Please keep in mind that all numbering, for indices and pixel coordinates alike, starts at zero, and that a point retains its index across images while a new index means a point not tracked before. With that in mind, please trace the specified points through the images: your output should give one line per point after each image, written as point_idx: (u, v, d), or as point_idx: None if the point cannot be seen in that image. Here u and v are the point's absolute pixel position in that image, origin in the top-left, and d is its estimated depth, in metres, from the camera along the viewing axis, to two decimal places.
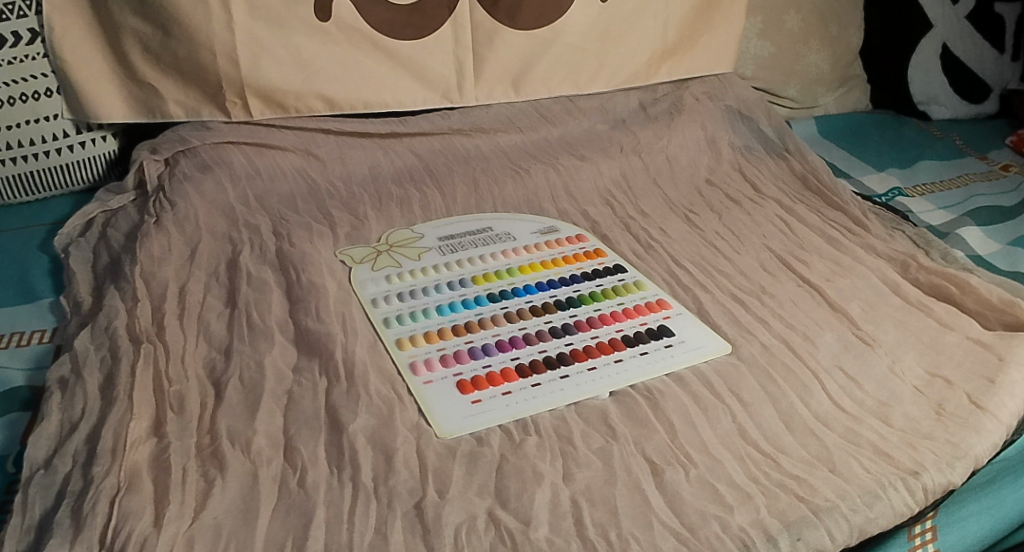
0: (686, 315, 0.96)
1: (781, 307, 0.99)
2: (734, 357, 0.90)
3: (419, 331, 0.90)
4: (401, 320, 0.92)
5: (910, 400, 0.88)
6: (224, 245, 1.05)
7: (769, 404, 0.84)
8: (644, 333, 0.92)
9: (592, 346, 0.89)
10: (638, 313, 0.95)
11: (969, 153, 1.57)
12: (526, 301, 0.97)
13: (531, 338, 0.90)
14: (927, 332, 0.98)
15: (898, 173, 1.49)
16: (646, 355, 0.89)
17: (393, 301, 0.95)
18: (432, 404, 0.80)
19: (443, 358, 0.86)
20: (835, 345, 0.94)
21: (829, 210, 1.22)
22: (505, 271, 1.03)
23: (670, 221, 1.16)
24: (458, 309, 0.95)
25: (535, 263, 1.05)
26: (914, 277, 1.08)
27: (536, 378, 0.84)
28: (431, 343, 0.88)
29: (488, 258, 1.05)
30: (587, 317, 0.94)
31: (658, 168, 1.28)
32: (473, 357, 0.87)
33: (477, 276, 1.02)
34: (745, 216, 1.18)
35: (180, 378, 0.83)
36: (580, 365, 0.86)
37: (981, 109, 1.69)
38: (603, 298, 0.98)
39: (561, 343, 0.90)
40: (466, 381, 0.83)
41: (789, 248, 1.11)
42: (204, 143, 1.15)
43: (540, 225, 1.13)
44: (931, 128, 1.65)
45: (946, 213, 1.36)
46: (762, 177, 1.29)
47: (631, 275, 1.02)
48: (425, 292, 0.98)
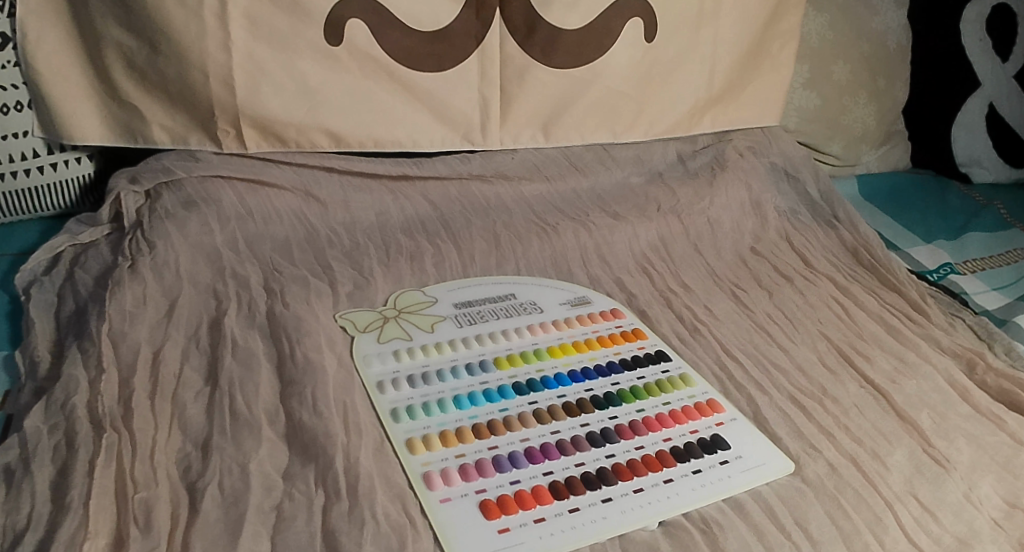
0: (742, 421, 0.84)
1: (845, 415, 0.86)
2: (798, 480, 0.78)
3: (433, 431, 0.78)
4: (412, 414, 0.79)
5: (991, 539, 0.75)
6: (208, 300, 0.91)
7: (841, 544, 0.71)
8: (695, 444, 0.80)
9: (636, 460, 0.77)
10: (687, 418, 0.83)
11: (1012, 224, 1.43)
12: (558, 395, 0.84)
13: (566, 445, 0.77)
14: (1000, 451, 0.84)
15: (947, 245, 1.37)
16: (699, 475, 0.77)
17: (402, 386, 0.83)
18: (450, 534, 0.68)
19: (463, 469, 0.74)
20: (907, 465, 0.80)
21: (885, 291, 1.10)
22: (532, 352, 0.90)
23: (715, 298, 1.04)
24: (480, 402, 0.82)
25: (566, 343, 0.92)
26: (981, 379, 0.94)
27: (573, 501, 0.72)
28: (448, 448, 0.76)
29: (513, 334, 0.92)
30: (629, 419, 0.82)
31: (698, 232, 1.16)
32: (498, 469, 0.74)
33: (500, 356, 0.89)
34: (797, 296, 1.06)
35: (148, 481, 0.70)
36: (624, 486, 0.74)
37: (1019, 175, 1.56)
38: (646, 395, 0.85)
39: (601, 455, 0.77)
40: (491, 501, 0.71)
41: (847, 338, 0.99)
42: (190, 176, 1.01)
43: (569, 295, 1.01)
44: (972, 194, 1.52)
45: (1000, 295, 1.25)
46: (811, 249, 1.17)
47: (676, 366, 0.90)
48: (440, 375, 0.85)
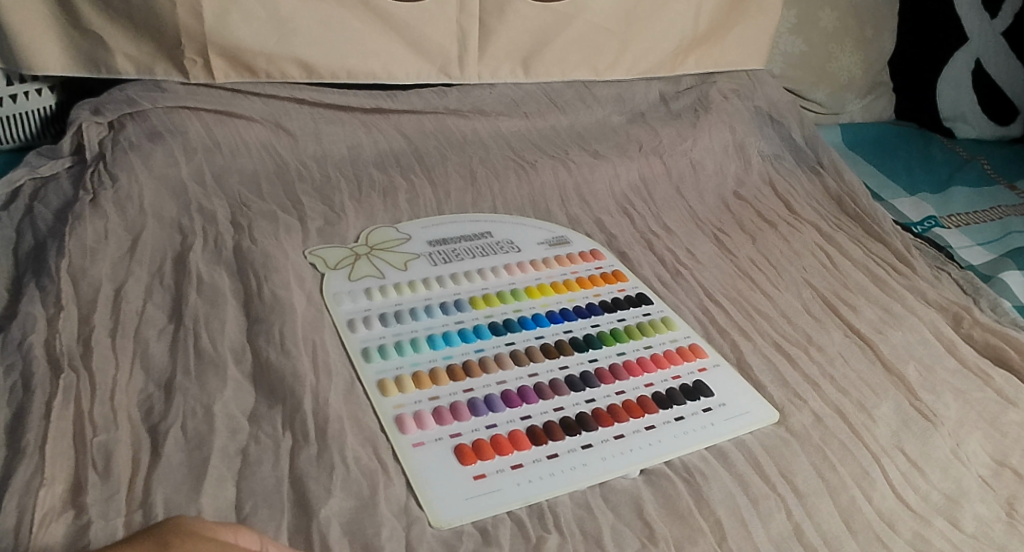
0: (726, 368, 0.82)
1: (830, 364, 0.84)
2: (782, 430, 0.76)
3: (407, 371, 0.75)
4: (384, 353, 0.76)
5: (979, 497, 0.72)
6: (172, 235, 0.87)
7: (827, 497, 0.70)
8: (677, 390, 0.78)
9: (617, 405, 0.75)
10: (669, 362, 0.81)
11: (996, 180, 1.41)
12: (536, 336, 0.82)
13: (544, 389, 0.75)
14: (987, 407, 0.82)
15: (931, 198, 1.35)
16: (682, 422, 0.75)
17: (373, 325, 0.80)
18: (423, 480, 0.66)
19: (437, 412, 0.71)
20: (893, 419, 0.78)
21: (870, 240, 1.07)
22: (510, 292, 0.87)
23: (697, 242, 1.02)
24: (455, 342, 0.79)
25: (545, 284, 0.89)
26: (967, 334, 0.92)
27: (551, 447, 0.70)
28: (422, 390, 0.73)
29: (489, 273, 0.89)
30: (609, 363, 0.79)
31: (681, 174, 1.13)
32: (474, 412, 0.72)
33: (476, 296, 0.86)
34: (780, 242, 1.04)
35: (108, 423, 0.66)
36: (605, 432, 0.72)
37: (1006, 132, 1.51)
38: (627, 338, 0.83)
39: (581, 399, 0.75)
40: (466, 446, 0.69)
41: (832, 286, 0.97)
42: (155, 107, 0.97)
43: (547, 235, 0.98)
44: (955, 147, 1.48)
45: (986, 251, 1.22)
46: (795, 195, 1.14)
47: (657, 310, 0.88)
48: (414, 314, 0.82)
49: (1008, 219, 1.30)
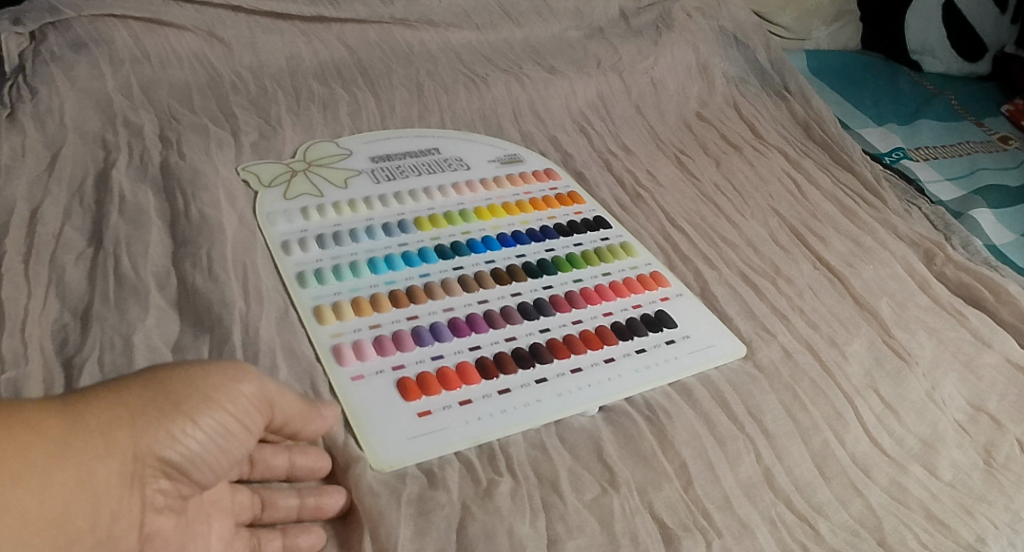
0: (689, 298, 0.78)
1: (800, 298, 0.81)
2: (749, 366, 0.72)
3: (346, 297, 0.69)
4: (321, 278, 0.70)
5: (955, 443, 0.70)
6: (93, 150, 0.79)
7: (799, 440, 0.66)
8: (637, 320, 0.73)
9: (574, 336, 0.70)
10: (629, 291, 0.76)
11: (963, 116, 1.36)
12: (486, 261, 0.76)
13: (495, 318, 0.70)
14: (962, 348, 0.79)
15: (899, 129, 1.31)
16: (643, 355, 0.70)
17: (309, 248, 0.73)
18: (363, 417, 0.61)
19: (379, 342, 0.66)
20: (866, 357, 0.75)
21: (838, 169, 1.03)
22: (458, 213, 0.81)
23: (658, 163, 0.97)
24: (398, 266, 0.73)
25: (496, 205, 0.83)
26: (939, 271, 0.89)
27: (503, 381, 0.65)
28: (362, 318, 0.68)
29: (436, 192, 0.83)
30: (565, 291, 0.74)
31: (642, 92, 1.07)
32: (419, 343, 0.66)
33: (422, 216, 0.80)
34: (745, 167, 0.99)
35: (15, 357, 0.59)
36: (561, 366, 0.67)
37: (973, 69, 1.46)
38: (584, 264, 0.78)
39: (535, 329, 0.70)
40: (409, 379, 0.64)
41: (800, 215, 0.93)
42: (80, 16, 0.87)
43: (499, 153, 0.91)
44: (921, 81, 1.43)
45: (954, 186, 1.19)
46: (759, 119, 1.09)
47: (616, 235, 0.83)
48: (354, 235, 0.76)
49: (975, 155, 1.27)
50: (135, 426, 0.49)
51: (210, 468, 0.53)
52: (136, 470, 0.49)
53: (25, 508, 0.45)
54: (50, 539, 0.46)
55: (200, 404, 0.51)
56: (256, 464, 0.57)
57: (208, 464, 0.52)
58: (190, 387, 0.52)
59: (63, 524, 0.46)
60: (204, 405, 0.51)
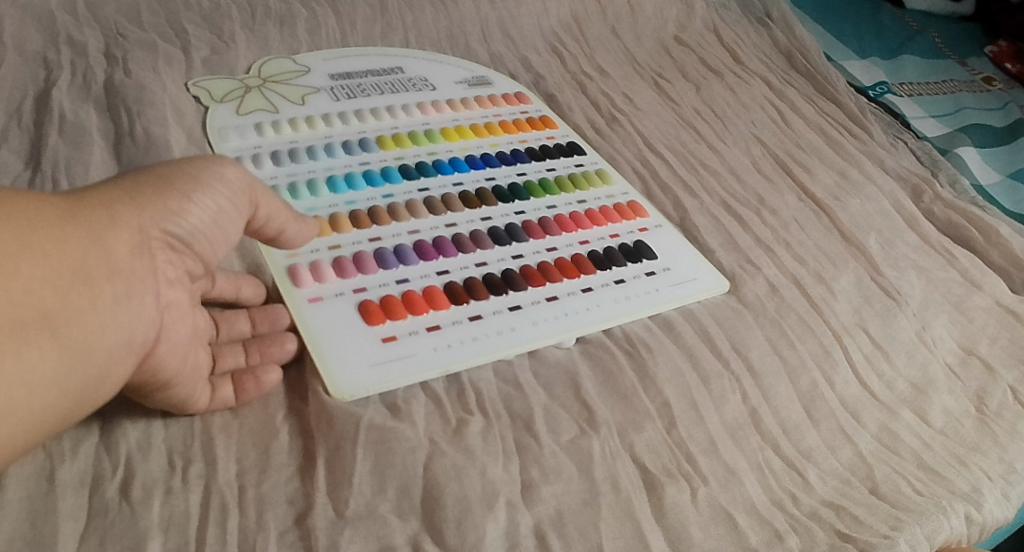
0: (669, 229, 0.73)
1: (785, 230, 0.77)
2: (734, 300, 0.68)
3: (303, 216, 0.65)
4: (276, 195, 0.66)
5: (947, 388, 0.67)
6: (35, 70, 0.72)
7: (786, 379, 0.63)
8: (615, 250, 0.69)
9: (549, 264, 0.66)
10: (606, 220, 0.72)
11: (946, 54, 1.33)
12: (454, 183, 0.71)
13: (464, 242, 0.65)
14: (952, 289, 0.76)
15: (883, 64, 1.26)
16: (622, 286, 0.66)
17: (264, 164, 0.68)
18: (322, 341, 0.57)
19: (338, 265, 0.61)
20: (853, 293, 0.72)
21: (822, 99, 0.98)
22: (423, 133, 0.76)
23: (635, 87, 0.92)
24: (359, 186, 0.68)
25: (464, 127, 0.78)
26: (927, 209, 0.86)
27: (473, 308, 0.61)
28: (320, 238, 0.63)
29: (400, 112, 0.78)
30: (538, 218, 0.70)
31: (618, 13, 1.00)
32: (382, 266, 0.62)
33: (384, 136, 0.75)
34: (727, 93, 0.94)
35: None
36: (535, 294, 0.63)
37: (957, 8, 1.43)
38: (557, 190, 0.73)
39: (507, 255, 0.66)
40: (372, 303, 0.59)
41: (785, 144, 0.89)
42: None
43: (466, 75, 0.86)
44: (904, 17, 1.39)
45: (939, 123, 1.15)
46: (741, 45, 1.04)
47: (591, 162, 0.78)
48: (312, 152, 0.70)
49: (959, 95, 1.23)
50: (131, 201, 0.47)
51: (209, 247, 0.51)
52: (142, 240, 0.47)
53: (41, 270, 0.42)
54: (77, 292, 0.43)
55: (190, 181, 0.50)
56: (220, 326, 0.56)
57: (208, 236, 0.50)
58: (173, 168, 0.50)
59: (88, 278, 0.43)
60: (195, 182, 0.50)
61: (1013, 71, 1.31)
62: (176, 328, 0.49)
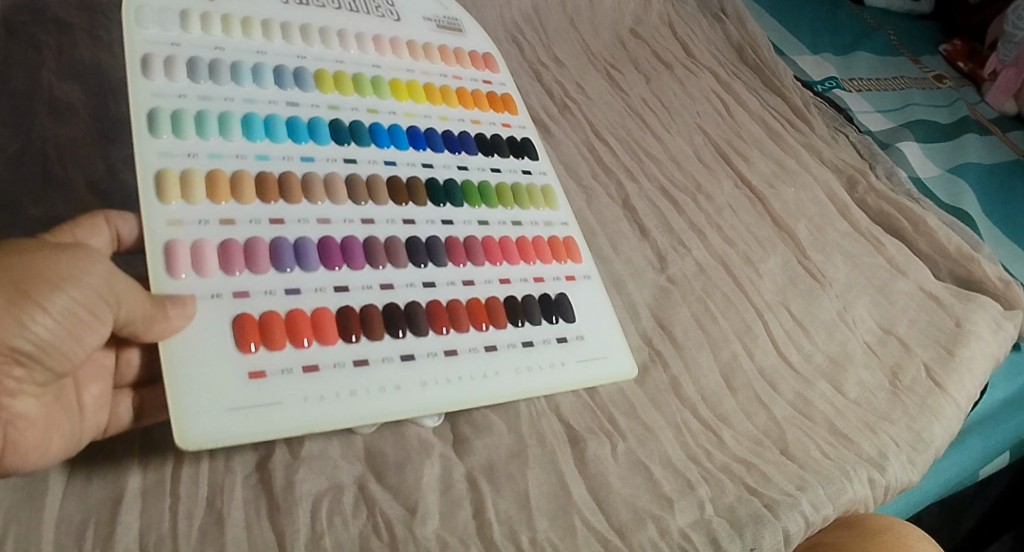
0: (595, 283, 0.67)
1: (718, 215, 0.85)
2: (664, 281, 0.75)
3: (201, 163, 0.56)
4: (179, 127, 0.57)
5: (863, 364, 0.74)
6: (25, 50, 0.74)
7: (708, 351, 0.70)
8: (533, 300, 0.63)
9: (460, 305, 0.59)
10: (535, 257, 0.65)
11: (901, 52, 1.40)
12: (386, 161, 0.64)
13: (372, 257, 0.58)
14: (878, 274, 0.84)
15: (834, 60, 1.33)
16: (533, 349, 0.60)
17: (178, 75, 0.59)
18: (181, 353, 0.50)
19: (225, 249, 0.54)
20: (779, 274, 0.80)
21: (767, 93, 1.06)
22: (370, 79, 0.68)
23: (589, 77, 0.98)
24: (279, 137, 0.60)
25: (417, 83, 0.70)
26: (861, 199, 0.94)
27: (361, 351, 0.55)
28: (214, 205, 0.55)
29: (351, 40, 0.68)
30: (465, 237, 0.63)
31: (577, 5, 1.05)
32: (274, 266, 0.55)
33: (325, 71, 0.66)
34: (675, 85, 1.01)
35: None
36: (437, 342, 0.57)
37: (915, 8, 1.49)
38: (495, 200, 0.67)
39: (417, 281, 0.59)
40: (251, 317, 0.52)
41: (726, 135, 0.96)
42: None
43: (439, 12, 0.76)
44: (863, 15, 1.45)
45: (884, 119, 1.23)
46: (694, 39, 1.10)
47: (539, 172, 0.71)
48: (236, 75, 0.62)
49: (910, 91, 1.31)
50: None
51: (62, 357, 0.46)
52: None
53: None
54: None
55: (52, 290, 0.44)
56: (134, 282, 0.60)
57: (63, 351, 0.45)
58: (36, 273, 0.44)
59: None
60: (57, 289, 0.44)
61: (966, 69, 1.39)
62: (21, 436, 0.46)
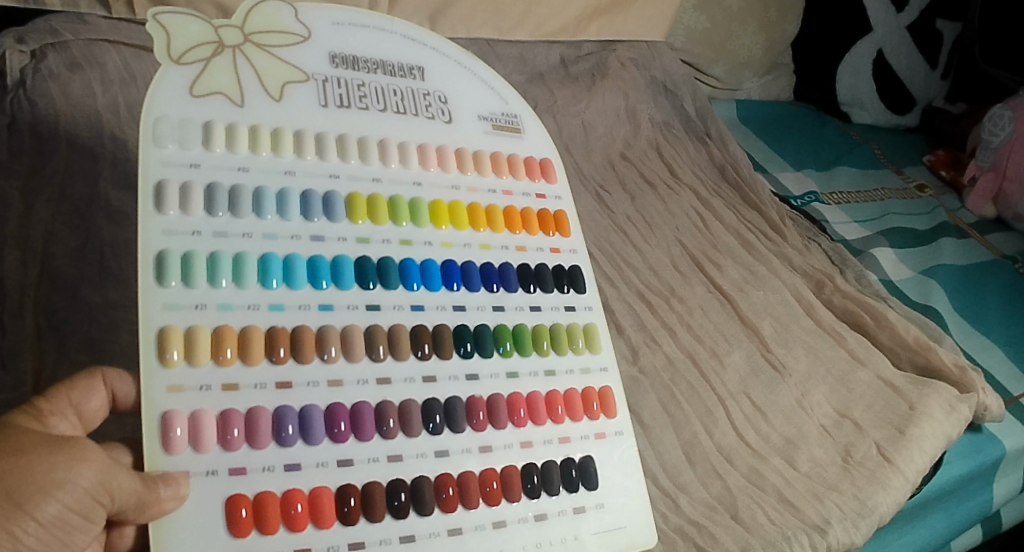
0: (627, 439, 0.62)
1: (689, 315, 0.93)
2: (636, 371, 0.85)
3: (208, 318, 0.52)
4: (190, 276, 0.52)
5: (817, 442, 0.82)
6: (82, 161, 0.75)
7: (671, 429, 0.80)
8: (556, 467, 0.58)
9: (476, 476, 0.56)
10: (569, 410, 0.60)
11: (885, 165, 1.49)
12: (411, 306, 0.58)
13: (384, 425, 0.54)
14: (837, 365, 0.92)
15: (815, 175, 1.40)
16: (547, 523, 0.57)
17: (193, 208, 0.53)
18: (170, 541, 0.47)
19: (225, 423, 0.50)
20: (742, 367, 0.89)
21: (745, 209, 1.14)
22: (409, 201, 0.61)
23: (579, 197, 1.06)
24: (297, 281, 0.54)
25: (461, 204, 0.63)
26: (827, 299, 1.01)
27: (356, 533, 0.51)
28: (219, 369, 0.51)
29: (393, 152, 0.61)
30: (489, 394, 0.58)
31: (572, 133, 1.14)
32: (277, 441, 0.51)
33: (358, 194, 0.59)
34: (658, 202, 1.10)
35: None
36: (443, 520, 0.54)
37: (902, 122, 1.59)
38: (528, 346, 0.60)
39: (430, 450, 0.55)
40: (245, 500, 0.49)
41: (702, 247, 1.05)
42: (77, 38, 0.79)
43: (496, 107, 0.68)
44: (850, 132, 1.53)
45: (860, 228, 1.30)
46: (679, 161, 1.19)
47: (584, 307, 0.64)
48: (258, 206, 0.55)
49: (890, 201, 1.38)
50: None
51: None
52: None
53: None
54: None
55: None
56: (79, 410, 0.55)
57: None
58: None
59: None
60: None
61: (948, 178, 1.49)
62: None
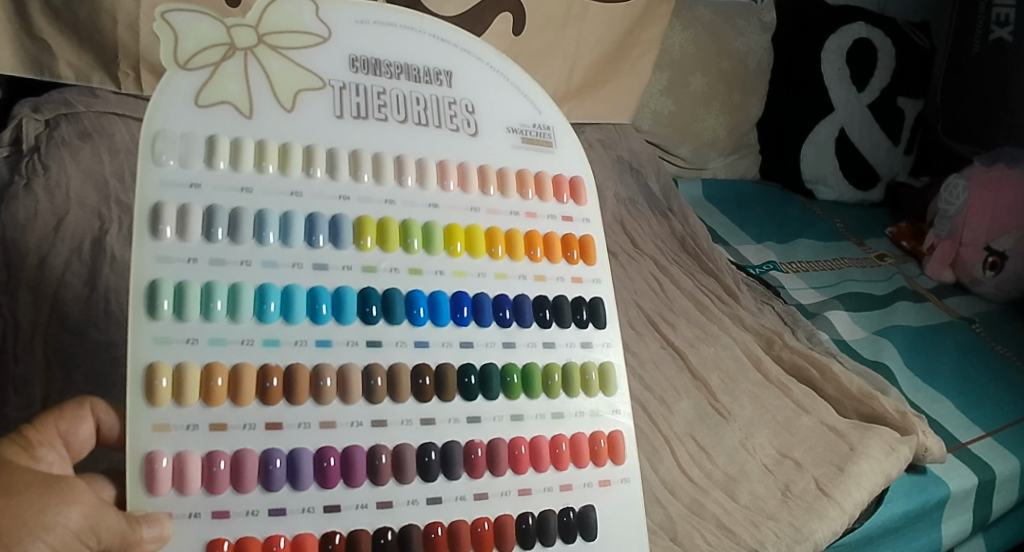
0: (633, 487, 0.61)
1: (642, 368, 0.99)
2: None
3: (199, 353, 0.51)
4: (182, 308, 0.51)
5: (758, 478, 0.87)
6: (89, 218, 0.82)
7: None
8: (552, 516, 0.57)
9: (468, 524, 0.55)
10: (571, 455, 0.59)
11: (847, 237, 1.56)
12: (416, 342, 0.56)
13: (377, 471, 0.53)
14: (782, 413, 0.97)
15: (776, 247, 1.45)
16: None
17: (191, 234, 0.52)
18: None
19: (212, 468, 0.50)
20: (690, 414, 0.94)
21: (703, 275, 1.21)
22: (422, 225, 0.58)
23: None
24: (297, 312, 0.53)
25: (478, 229, 0.60)
26: (778, 354, 1.07)
27: None
28: (206, 409, 0.50)
29: (410, 167, 0.59)
30: (491, 438, 0.57)
31: None
32: (264, 485, 0.50)
33: (368, 218, 0.57)
34: (619, 270, 1.16)
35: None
36: None
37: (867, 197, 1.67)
38: (536, 386, 0.59)
39: (422, 497, 0.54)
40: (226, 543, 0.49)
41: (658, 308, 1.11)
42: (88, 111, 0.88)
43: (529, 118, 0.65)
44: (814, 209, 1.60)
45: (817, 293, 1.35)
46: (641, 234, 1.25)
47: (601, 343, 0.62)
48: (259, 230, 0.54)
49: (848, 269, 1.44)
50: None
51: None
52: None
53: None
54: None
55: None
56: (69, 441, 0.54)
57: None
58: None
59: None
60: None
61: (909, 248, 1.55)
62: None
